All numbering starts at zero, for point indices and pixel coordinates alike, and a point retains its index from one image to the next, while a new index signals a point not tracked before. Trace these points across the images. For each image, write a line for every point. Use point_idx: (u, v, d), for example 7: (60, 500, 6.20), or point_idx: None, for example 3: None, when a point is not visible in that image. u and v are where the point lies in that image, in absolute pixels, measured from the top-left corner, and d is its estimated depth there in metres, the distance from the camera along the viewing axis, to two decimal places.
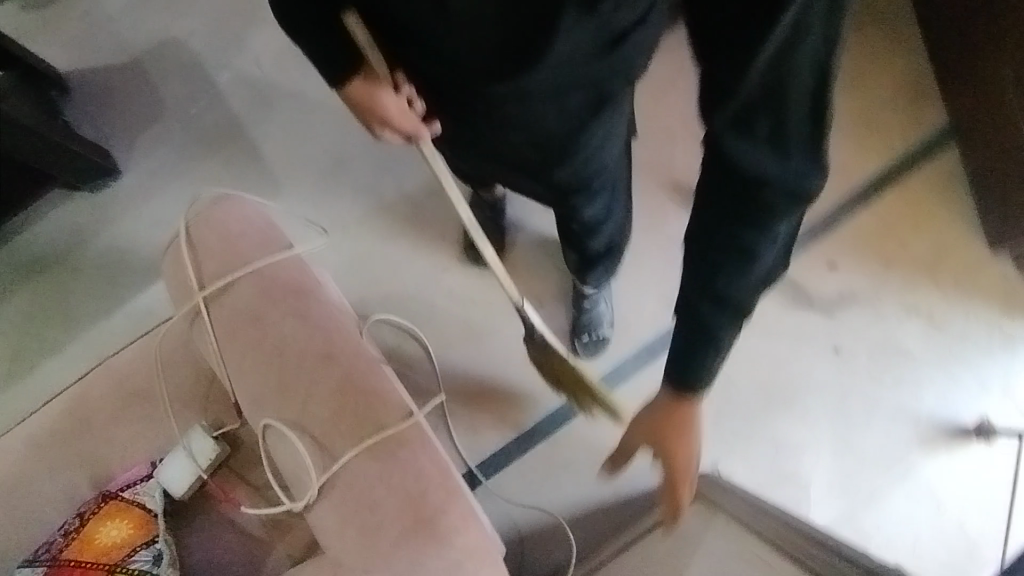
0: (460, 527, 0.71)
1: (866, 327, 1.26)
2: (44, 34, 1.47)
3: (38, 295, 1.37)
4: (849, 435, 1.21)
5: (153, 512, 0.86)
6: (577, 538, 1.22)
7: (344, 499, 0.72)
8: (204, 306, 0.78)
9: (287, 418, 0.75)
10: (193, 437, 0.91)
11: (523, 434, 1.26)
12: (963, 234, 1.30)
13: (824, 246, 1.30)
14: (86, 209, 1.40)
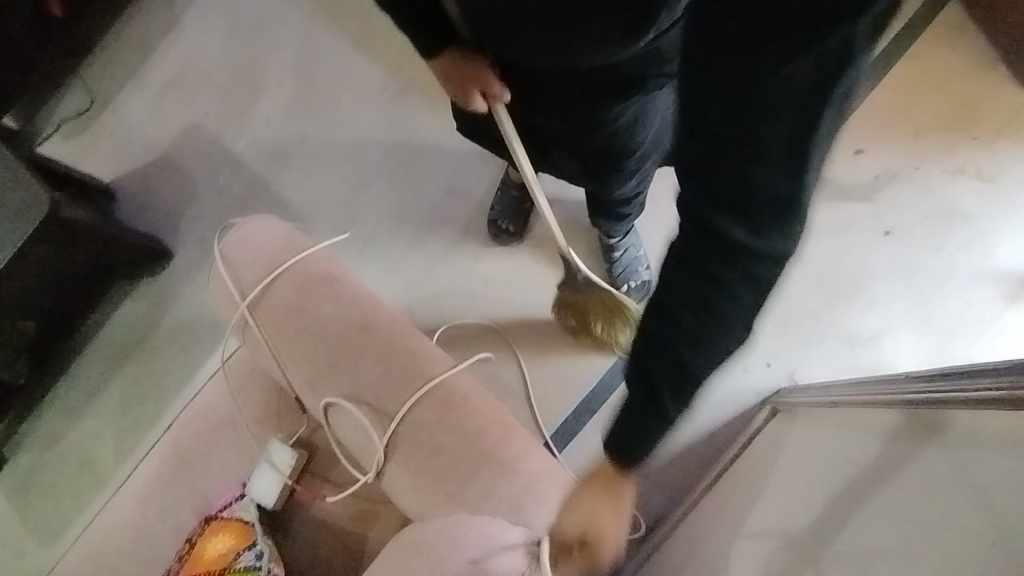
0: (525, 453, 0.73)
1: (914, 201, 1.20)
2: (85, 152, 1.65)
3: (125, 379, 1.47)
4: (926, 312, 1.15)
5: (250, 521, 0.91)
6: (670, 485, 1.18)
7: (411, 456, 0.75)
8: (248, 313, 0.84)
9: (343, 394, 0.79)
10: (273, 451, 0.96)
11: (589, 395, 1.26)
12: (991, 82, 1.23)
13: (846, 135, 1.25)
14: (148, 293, 1.52)
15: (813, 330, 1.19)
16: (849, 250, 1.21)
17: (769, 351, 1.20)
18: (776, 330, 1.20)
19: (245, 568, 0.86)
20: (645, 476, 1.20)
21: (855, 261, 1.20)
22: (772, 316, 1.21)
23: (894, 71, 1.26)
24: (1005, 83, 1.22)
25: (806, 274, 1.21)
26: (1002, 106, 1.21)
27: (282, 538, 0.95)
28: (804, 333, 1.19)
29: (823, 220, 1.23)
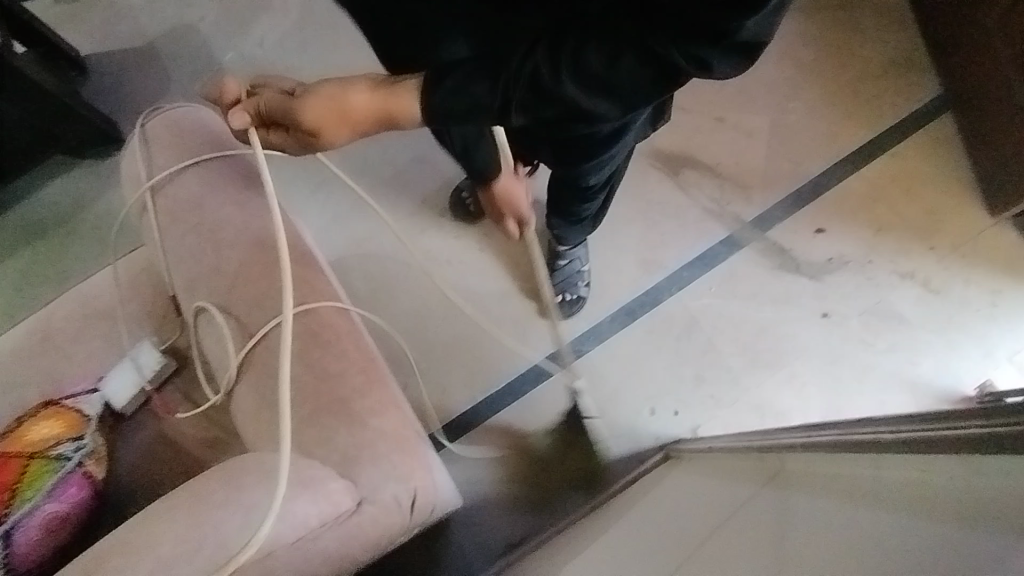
0: (379, 410, 0.68)
1: (858, 291, 1.20)
2: (70, 21, 1.59)
3: (36, 252, 1.41)
4: (841, 401, 1.14)
5: (87, 415, 0.83)
6: (546, 504, 1.15)
7: (262, 381, 0.70)
8: (150, 195, 0.79)
9: (217, 302, 0.74)
10: (141, 351, 0.90)
11: (491, 396, 1.22)
12: (961, 200, 1.23)
13: (811, 211, 1.25)
14: (87, 174, 1.46)
15: (728, 389, 1.17)
16: (783, 322, 1.19)
17: (678, 399, 1.18)
18: (692, 381, 1.18)
19: (56, 456, 0.78)
20: (522, 491, 1.16)
21: (786, 334, 1.19)
22: (690, 365, 1.19)
23: (872, 165, 1.27)
24: (973, 204, 1.23)
25: (736, 333, 1.20)
26: (965, 225, 1.22)
27: (119, 443, 0.89)
28: (717, 390, 1.17)
29: (767, 286, 1.22)
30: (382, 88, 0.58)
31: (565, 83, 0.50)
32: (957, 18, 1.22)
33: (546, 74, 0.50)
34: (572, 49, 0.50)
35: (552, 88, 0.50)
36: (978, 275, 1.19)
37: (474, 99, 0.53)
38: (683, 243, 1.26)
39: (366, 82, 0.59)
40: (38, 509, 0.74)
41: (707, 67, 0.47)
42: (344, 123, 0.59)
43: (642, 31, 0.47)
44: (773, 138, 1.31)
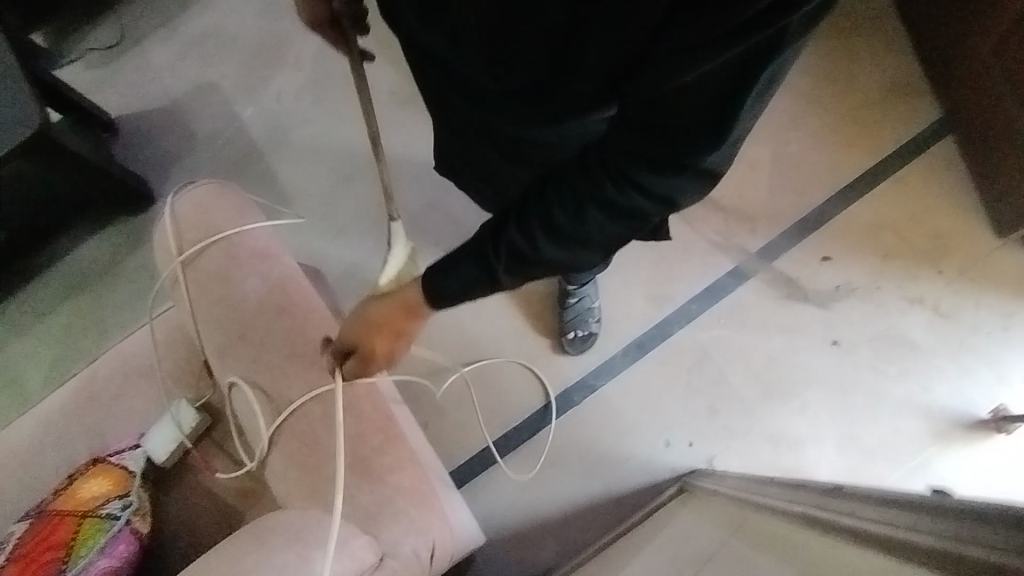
0: (398, 466, 0.73)
1: (867, 318, 1.21)
2: (102, 84, 1.69)
3: (78, 308, 1.49)
4: (854, 428, 1.15)
5: (132, 472, 0.90)
6: (568, 537, 1.18)
7: (291, 443, 0.76)
8: (182, 269, 0.86)
9: (246, 369, 0.80)
10: (180, 409, 0.97)
11: (509, 432, 1.25)
12: (967, 223, 1.25)
13: (817, 240, 1.28)
14: (122, 231, 1.55)
15: (742, 420, 1.19)
16: (793, 350, 1.21)
17: (692, 430, 1.20)
18: (706, 411, 1.21)
19: (106, 515, 0.84)
20: (543, 525, 1.19)
21: (796, 362, 1.21)
22: (701, 396, 1.22)
23: (875, 192, 1.29)
24: (979, 226, 1.24)
25: (747, 363, 1.22)
26: (972, 249, 1.23)
27: (161, 495, 0.96)
28: (729, 420, 1.19)
29: (776, 315, 1.24)
30: (390, 296, 0.65)
31: (544, 249, 0.57)
32: (955, 45, 1.24)
33: (522, 242, 0.57)
34: (538, 212, 0.56)
35: (532, 253, 0.57)
36: (987, 297, 1.20)
37: (462, 279, 0.60)
38: (690, 276, 1.29)
39: (377, 296, 0.66)
40: (91, 565, 0.81)
41: (669, 199, 0.51)
42: (377, 334, 0.65)
43: (598, 180, 0.52)
44: (775, 169, 1.33)
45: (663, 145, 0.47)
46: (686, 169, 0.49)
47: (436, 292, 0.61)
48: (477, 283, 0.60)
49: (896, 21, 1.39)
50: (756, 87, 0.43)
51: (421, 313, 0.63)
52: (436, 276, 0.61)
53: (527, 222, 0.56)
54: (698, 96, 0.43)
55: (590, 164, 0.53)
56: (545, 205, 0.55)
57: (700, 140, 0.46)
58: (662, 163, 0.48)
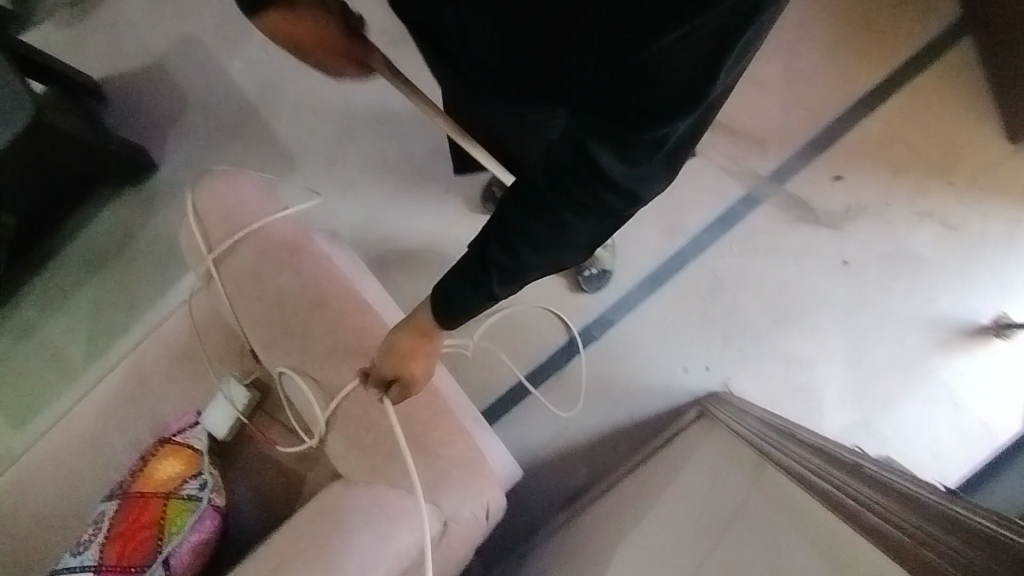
0: (448, 439, 0.80)
1: (877, 236, 1.24)
2: (76, 45, 1.61)
3: (103, 283, 1.52)
4: (863, 344, 1.21)
5: (201, 452, 0.99)
6: (598, 461, 1.28)
7: (347, 425, 0.82)
8: (214, 267, 0.88)
9: (293, 359, 0.85)
10: (231, 387, 1.03)
11: (535, 370, 1.32)
12: (980, 131, 1.24)
13: (828, 160, 1.27)
14: (130, 202, 1.55)
15: (755, 343, 1.25)
16: (805, 273, 1.25)
17: (708, 357, 1.26)
18: (722, 338, 1.26)
19: (188, 496, 0.94)
20: (574, 453, 1.29)
21: (807, 284, 1.25)
22: (717, 323, 1.27)
23: (887, 105, 1.27)
24: (992, 133, 1.23)
25: (759, 289, 1.26)
26: (983, 157, 1.23)
27: (228, 466, 1.04)
28: (744, 344, 1.25)
29: (787, 239, 1.26)
30: (408, 324, 0.70)
31: (525, 258, 0.55)
32: None
33: (503, 255, 0.56)
34: (511, 223, 0.54)
35: (513, 262, 0.56)
36: (996, 206, 1.21)
37: (463, 296, 0.61)
38: (702, 206, 1.30)
39: (401, 326, 0.71)
40: (185, 540, 0.90)
41: (637, 192, 0.49)
42: (411, 361, 0.72)
43: (566, 182, 0.49)
44: (785, 87, 1.30)
45: (628, 132, 0.44)
46: (658, 149, 0.45)
47: (446, 315, 0.64)
48: (476, 300, 0.61)
49: None
50: (729, 54, 0.40)
51: (432, 335, 0.69)
52: (442, 301, 0.63)
53: (506, 234, 0.55)
54: (675, 66, 0.40)
55: (551, 165, 0.50)
56: (518, 214, 0.53)
57: (663, 112, 0.42)
58: (629, 148, 0.45)
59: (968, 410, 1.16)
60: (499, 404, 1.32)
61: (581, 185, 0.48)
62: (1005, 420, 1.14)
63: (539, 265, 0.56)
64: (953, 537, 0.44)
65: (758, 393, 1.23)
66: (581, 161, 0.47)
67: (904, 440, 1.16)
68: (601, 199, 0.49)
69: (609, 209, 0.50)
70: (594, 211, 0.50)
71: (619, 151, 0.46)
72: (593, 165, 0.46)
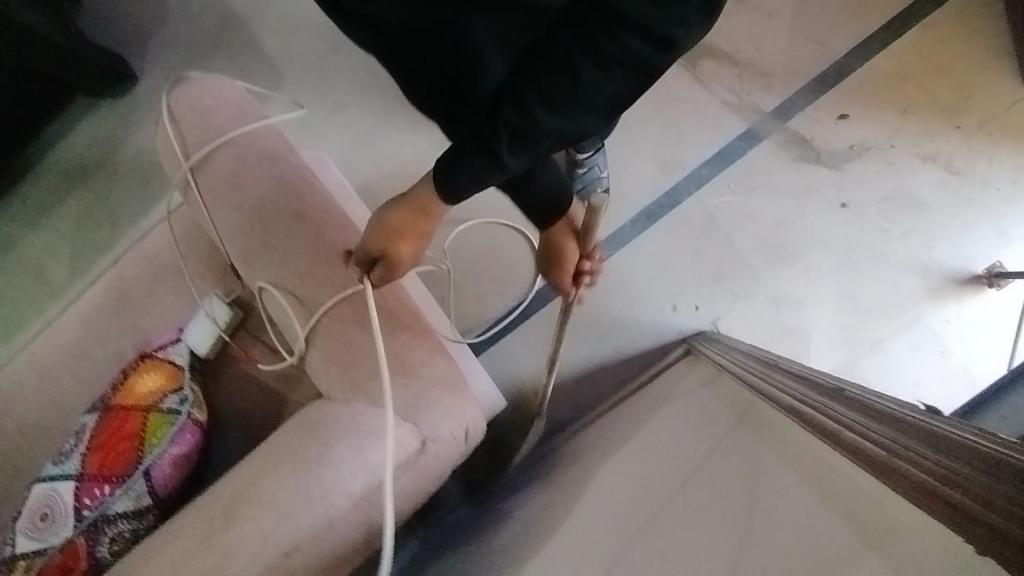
0: (429, 359, 0.79)
1: (878, 177, 1.21)
2: None
3: (84, 198, 1.47)
4: (854, 287, 1.20)
5: (182, 367, 0.97)
6: (581, 396, 1.28)
7: (327, 341, 0.81)
8: (191, 175, 0.85)
9: (273, 272, 0.83)
10: (213, 305, 1.02)
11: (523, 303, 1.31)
12: (994, 72, 1.19)
13: (834, 97, 1.22)
14: (111, 115, 1.49)
15: (747, 283, 1.23)
16: (803, 213, 1.22)
17: (699, 295, 1.25)
18: (713, 276, 1.25)
19: (168, 410, 0.93)
20: (559, 386, 1.29)
21: (804, 225, 1.22)
22: (710, 260, 1.25)
23: (902, 40, 1.21)
24: (1006, 75, 1.19)
25: (753, 228, 1.24)
26: (995, 101, 1.19)
27: (211, 383, 1.04)
28: (736, 282, 1.24)
29: (786, 177, 1.23)
30: (405, 199, 0.64)
31: (542, 120, 0.52)
32: None
33: (518, 117, 0.52)
34: (527, 82, 0.51)
35: (527, 126, 0.52)
36: (1003, 152, 1.18)
37: (471, 167, 0.55)
38: (702, 141, 1.26)
39: (394, 202, 0.66)
40: (166, 453, 0.90)
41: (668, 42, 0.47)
42: (400, 240, 0.66)
43: (592, 23, 0.47)
44: (798, 19, 1.24)
45: None
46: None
47: (449, 189, 0.59)
48: (484, 171, 0.55)
49: None
50: None
51: (433, 212, 0.63)
52: (442, 172, 0.58)
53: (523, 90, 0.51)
54: None
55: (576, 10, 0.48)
56: (535, 72, 0.51)
57: None
58: None
59: (953, 357, 1.15)
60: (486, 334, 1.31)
61: (605, 27, 0.47)
62: (988, 368, 1.14)
63: (552, 137, 0.53)
64: (939, 451, 0.45)
65: (746, 333, 1.22)
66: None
67: (888, 384, 1.16)
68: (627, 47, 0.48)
69: (634, 60, 0.48)
70: (618, 61, 0.48)
71: None
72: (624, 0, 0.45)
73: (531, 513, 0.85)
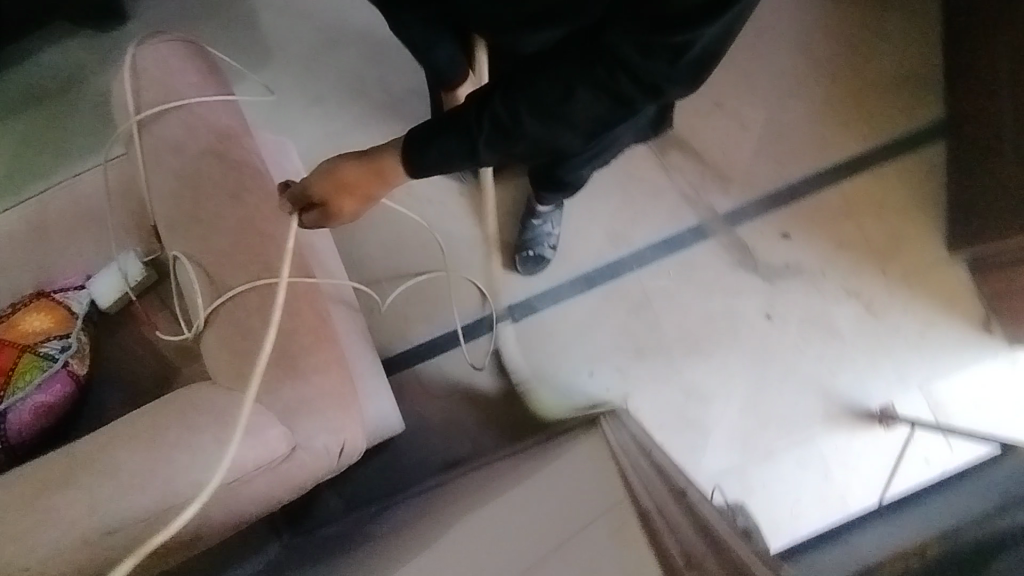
0: (322, 367, 0.78)
1: (803, 298, 1.27)
2: None
3: (37, 118, 1.43)
4: (760, 395, 1.25)
5: (75, 315, 0.94)
6: (481, 439, 1.28)
7: (226, 325, 0.79)
8: (137, 130, 0.83)
9: (192, 246, 0.82)
10: (127, 260, 0.99)
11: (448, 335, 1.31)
12: (924, 231, 1.28)
13: (780, 216, 1.29)
14: (89, 46, 1.46)
15: (664, 368, 1.27)
16: (729, 314, 1.28)
17: (616, 367, 1.28)
18: (634, 354, 1.28)
19: (45, 354, 0.89)
20: (463, 423, 1.29)
21: (728, 326, 1.27)
22: (634, 336, 1.28)
23: (853, 180, 1.30)
24: (934, 236, 1.27)
25: (681, 317, 1.28)
26: (921, 255, 1.27)
27: (104, 335, 1.01)
28: (653, 363, 1.27)
29: (722, 278, 1.28)
30: (367, 158, 0.69)
31: (527, 123, 0.59)
32: (974, 49, 1.20)
33: (506, 117, 0.59)
34: (523, 88, 0.58)
35: (511, 127, 0.60)
36: (917, 305, 1.26)
37: (446, 151, 0.63)
38: (653, 224, 1.31)
39: (353, 156, 0.70)
40: (28, 398, 0.87)
41: (652, 93, 0.56)
42: (347, 195, 0.70)
43: (584, 68, 0.56)
44: (765, 135, 1.32)
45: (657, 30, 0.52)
46: (681, 56, 0.53)
47: (414, 160, 0.65)
48: (458, 151, 0.62)
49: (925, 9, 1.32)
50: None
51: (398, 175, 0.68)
52: (418, 143, 0.64)
53: (519, 93, 0.58)
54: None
55: (586, 52, 0.57)
56: (532, 84, 0.58)
57: (705, 10, 0.50)
58: (658, 43, 0.52)
59: (836, 481, 1.21)
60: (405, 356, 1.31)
61: (606, 68, 0.55)
62: (861, 501, 1.20)
63: (530, 143, 0.61)
64: None
65: (650, 416, 1.25)
66: (613, 44, 0.54)
67: (769, 494, 1.21)
68: (611, 96, 0.57)
69: (620, 100, 0.57)
70: (608, 100, 0.57)
71: (653, 46, 0.53)
72: (622, 53, 0.54)
73: (390, 542, 0.84)
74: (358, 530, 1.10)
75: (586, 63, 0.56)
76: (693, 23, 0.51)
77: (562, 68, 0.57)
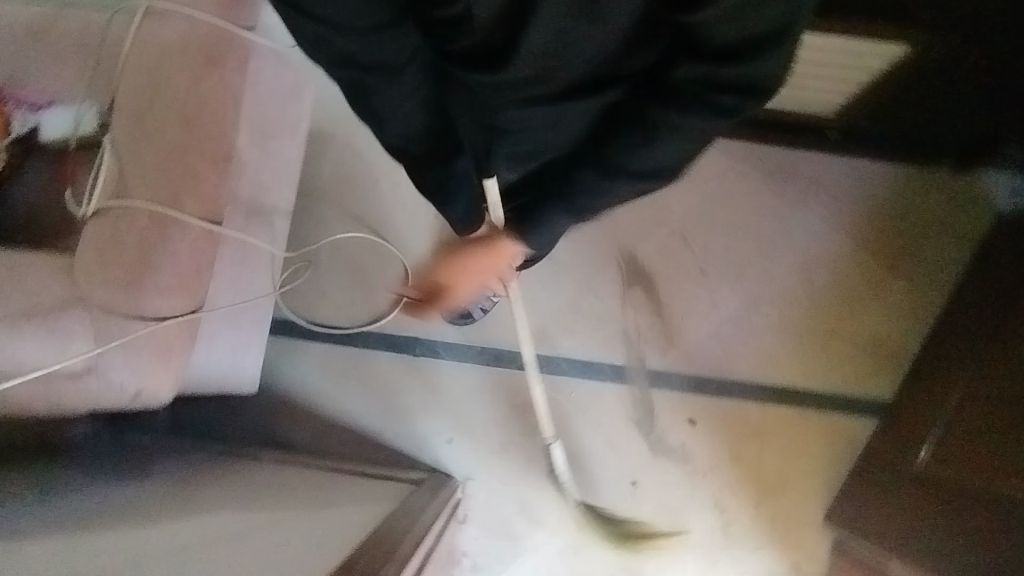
0: (166, 314, 0.79)
1: (672, 485, 1.26)
2: None
3: None
4: (582, 549, 1.23)
5: (9, 132, 0.97)
6: (321, 438, 1.27)
7: (108, 226, 0.80)
8: (143, 16, 0.86)
9: (125, 142, 0.83)
10: (87, 113, 0.97)
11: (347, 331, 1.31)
12: (814, 490, 1.25)
13: (696, 401, 1.28)
14: None
15: (514, 474, 1.26)
16: (599, 462, 1.26)
17: (473, 447, 1.27)
18: (496, 446, 1.27)
19: None
20: (315, 417, 1.29)
21: (592, 471, 1.26)
22: (506, 428, 1.28)
23: (779, 411, 1.27)
24: (820, 500, 1.24)
25: (557, 438, 1.27)
26: (798, 510, 1.24)
27: (28, 162, 1.01)
28: (509, 462, 1.26)
29: (612, 425, 1.28)
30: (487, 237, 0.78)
31: (616, 179, 0.63)
32: (947, 359, 1.17)
33: (591, 177, 0.64)
34: (609, 150, 0.62)
35: (606, 173, 0.63)
36: (768, 551, 1.24)
37: (543, 128, 0.67)
38: (582, 342, 1.30)
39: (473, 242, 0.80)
40: None
41: (716, 109, 0.54)
42: (450, 264, 0.80)
43: (647, 130, 0.58)
44: (727, 324, 1.31)
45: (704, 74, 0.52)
46: (741, 102, 0.53)
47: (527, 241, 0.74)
48: (560, 188, 0.68)
49: (933, 296, 1.30)
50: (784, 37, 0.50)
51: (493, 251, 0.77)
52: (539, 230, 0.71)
53: (603, 146, 0.63)
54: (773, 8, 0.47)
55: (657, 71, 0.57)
56: (628, 120, 0.59)
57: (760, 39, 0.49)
58: (706, 87, 0.53)
59: None
60: (300, 328, 1.30)
61: (684, 89, 0.54)
62: None
63: (585, 187, 0.65)
64: None
65: (477, 508, 1.25)
66: (677, 76, 0.53)
67: None
68: (662, 151, 0.59)
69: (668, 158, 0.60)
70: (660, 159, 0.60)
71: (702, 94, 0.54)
72: (669, 114, 0.56)
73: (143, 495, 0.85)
74: (150, 463, 1.12)
75: (647, 122, 0.58)
76: (751, 56, 0.50)
77: (643, 89, 0.59)
